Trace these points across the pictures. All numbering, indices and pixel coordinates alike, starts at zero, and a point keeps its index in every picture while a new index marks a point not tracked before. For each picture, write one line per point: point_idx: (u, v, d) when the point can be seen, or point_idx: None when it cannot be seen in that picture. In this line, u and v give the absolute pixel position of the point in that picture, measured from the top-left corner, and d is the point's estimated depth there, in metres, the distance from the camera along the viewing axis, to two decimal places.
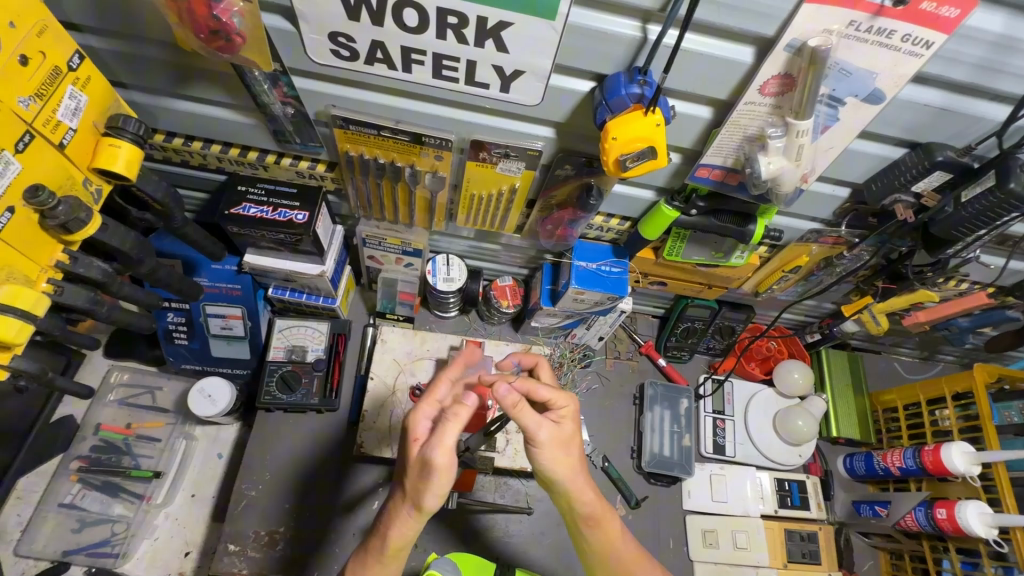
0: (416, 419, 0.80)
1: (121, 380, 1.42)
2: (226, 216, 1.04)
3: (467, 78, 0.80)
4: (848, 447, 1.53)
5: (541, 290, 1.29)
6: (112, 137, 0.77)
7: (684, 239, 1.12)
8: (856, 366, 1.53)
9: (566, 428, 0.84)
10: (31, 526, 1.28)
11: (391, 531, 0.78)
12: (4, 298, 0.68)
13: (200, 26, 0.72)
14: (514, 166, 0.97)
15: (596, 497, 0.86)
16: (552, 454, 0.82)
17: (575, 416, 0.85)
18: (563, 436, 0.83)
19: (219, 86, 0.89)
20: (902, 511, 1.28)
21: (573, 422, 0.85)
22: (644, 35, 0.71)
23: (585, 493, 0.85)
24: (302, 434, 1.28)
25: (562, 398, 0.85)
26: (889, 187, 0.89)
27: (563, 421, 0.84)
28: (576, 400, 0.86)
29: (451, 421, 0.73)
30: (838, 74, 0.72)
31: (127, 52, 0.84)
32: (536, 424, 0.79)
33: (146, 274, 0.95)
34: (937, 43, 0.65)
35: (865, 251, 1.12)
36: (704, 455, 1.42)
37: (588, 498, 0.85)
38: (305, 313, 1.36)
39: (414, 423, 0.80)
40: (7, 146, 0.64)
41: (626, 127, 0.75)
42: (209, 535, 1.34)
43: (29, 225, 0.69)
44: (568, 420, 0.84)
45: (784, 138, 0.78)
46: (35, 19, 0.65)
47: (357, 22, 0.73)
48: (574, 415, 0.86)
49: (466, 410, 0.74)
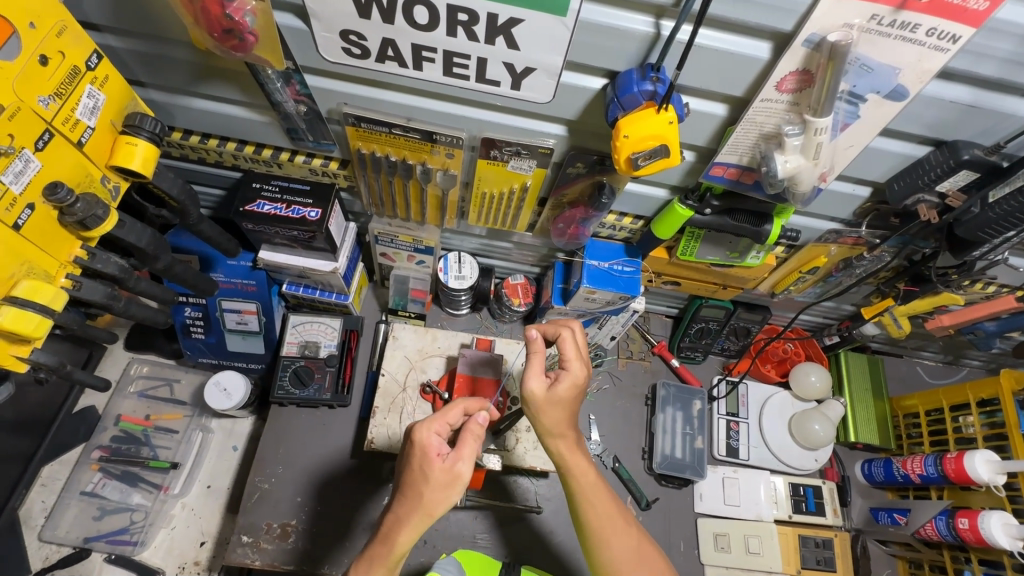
0: (426, 432, 0.81)
1: (141, 372, 1.46)
2: (240, 213, 1.05)
3: (478, 75, 0.80)
4: (866, 452, 1.49)
5: (552, 289, 1.28)
6: (129, 135, 0.78)
7: (698, 239, 1.10)
8: (876, 370, 1.49)
9: (560, 389, 0.89)
10: (55, 512, 1.32)
11: (398, 536, 0.79)
12: (24, 293, 0.69)
13: (213, 24, 0.72)
14: (526, 164, 0.96)
15: (568, 447, 0.92)
16: (537, 409, 0.89)
17: (573, 384, 0.90)
18: (556, 398, 0.89)
19: (233, 84, 0.90)
20: (922, 520, 1.26)
21: (573, 390, 0.91)
22: (657, 31, 0.69)
23: (557, 437, 0.92)
24: (315, 427, 1.30)
25: (573, 363, 0.91)
26: (911, 187, 0.86)
27: (561, 379, 0.90)
28: (584, 372, 0.91)
29: (470, 436, 0.83)
30: (858, 70, 0.70)
31: (144, 51, 0.86)
32: (533, 372, 0.89)
33: (162, 269, 0.96)
34: (965, 37, 0.62)
35: (887, 252, 1.09)
36: (717, 458, 1.40)
37: (559, 448, 0.92)
38: (319, 309, 1.37)
39: (424, 438, 0.81)
40: (26, 144, 0.66)
41: (638, 124, 0.74)
42: (223, 526, 1.36)
43: (48, 221, 0.71)
44: (565, 379, 0.90)
45: (802, 136, 0.76)
46: (53, 20, 0.67)
47: (368, 20, 0.73)
48: (577, 384, 0.91)
49: (480, 427, 0.84)
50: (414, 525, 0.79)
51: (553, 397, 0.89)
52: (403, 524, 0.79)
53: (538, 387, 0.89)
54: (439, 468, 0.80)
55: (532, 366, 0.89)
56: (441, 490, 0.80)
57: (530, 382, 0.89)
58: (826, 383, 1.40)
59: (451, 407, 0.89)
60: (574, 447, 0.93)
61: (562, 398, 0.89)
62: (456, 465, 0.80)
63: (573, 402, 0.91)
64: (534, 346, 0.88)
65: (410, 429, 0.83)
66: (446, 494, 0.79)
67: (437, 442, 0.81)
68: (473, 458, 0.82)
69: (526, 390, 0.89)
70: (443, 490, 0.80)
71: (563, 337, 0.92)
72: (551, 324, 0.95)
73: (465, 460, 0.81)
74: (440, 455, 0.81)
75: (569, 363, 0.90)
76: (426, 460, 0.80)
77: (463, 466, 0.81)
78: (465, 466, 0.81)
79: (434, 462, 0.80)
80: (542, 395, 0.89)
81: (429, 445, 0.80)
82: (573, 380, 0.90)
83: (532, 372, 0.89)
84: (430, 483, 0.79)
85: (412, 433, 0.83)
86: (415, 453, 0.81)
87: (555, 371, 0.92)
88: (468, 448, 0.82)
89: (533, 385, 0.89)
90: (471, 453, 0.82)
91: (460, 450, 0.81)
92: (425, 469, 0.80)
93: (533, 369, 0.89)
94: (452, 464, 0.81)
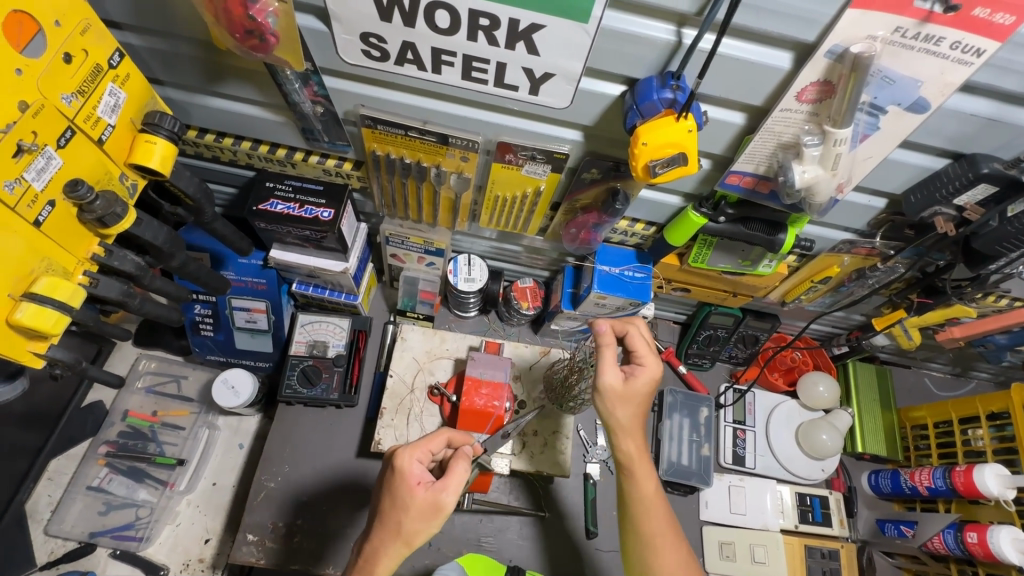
0: (408, 462, 0.83)
1: (149, 368, 1.46)
2: (254, 212, 1.06)
3: (497, 80, 0.80)
4: (873, 463, 1.48)
5: (561, 293, 1.27)
6: (148, 134, 0.79)
7: (711, 246, 1.10)
8: (884, 381, 1.49)
9: (637, 383, 0.93)
10: (61, 506, 1.33)
11: (378, 562, 0.81)
12: (43, 289, 0.69)
13: (235, 25, 0.73)
14: (540, 169, 0.96)
15: (637, 449, 0.94)
16: (614, 403, 0.92)
17: (649, 378, 0.94)
18: (631, 391, 0.92)
19: (251, 84, 0.91)
20: (930, 533, 1.25)
21: (642, 386, 0.93)
22: (678, 39, 0.69)
23: (627, 438, 0.94)
24: (322, 427, 1.30)
25: (647, 358, 0.95)
26: (928, 200, 0.86)
27: (639, 371, 0.94)
28: (659, 366, 0.95)
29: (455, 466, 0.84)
30: (880, 82, 0.69)
31: (162, 49, 0.86)
32: (608, 365, 0.92)
33: (177, 267, 0.97)
34: (989, 51, 0.62)
35: (901, 263, 1.08)
36: (724, 465, 1.40)
37: (628, 449, 0.94)
38: (328, 309, 1.37)
39: (405, 465, 0.83)
40: (49, 142, 0.66)
41: (657, 132, 0.74)
42: (228, 523, 1.36)
43: (68, 219, 0.71)
44: (642, 372, 0.93)
45: (820, 146, 0.76)
46: (78, 18, 0.67)
47: (390, 23, 0.73)
48: (651, 379, 0.94)
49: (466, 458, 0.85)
50: (392, 553, 0.81)
51: (630, 389, 0.92)
52: (380, 551, 0.80)
53: (613, 380, 0.92)
54: (421, 498, 0.81)
55: (605, 359, 0.93)
56: (421, 519, 0.81)
57: (606, 375, 0.92)
58: (834, 393, 1.40)
59: (435, 435, 0.89)
60: (642, 450, 0.95)
61: (637, 391, 0.93)
62: (441, 496, 0.82)
63: (647, 396, 0.95)
64: (607, 338, 0.91)
65: (392, 458, 0.83)
66: (424, 524, 0.80)
67: (419, 471, 0.83)
68: (457, 490, 0.83)
69: (601, 382, 0.92)
70: (422, 519, 0.81)
71: (631, 333, 0.97)
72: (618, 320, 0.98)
73: (450, 491, 0.83)
74: (421, 484, 0.82)
75: (643, 358, 0.95)
76: (407, 489, 0.81)
77: (446, 496, 0.82)
78: (448, 497, 0.82)
79: (415, 491, 0.81)
80: (618, 388, 0.92)
81: (410, 474, 0.82)
82: (650, 374, 0.94)
83: (607, 364, 0.92)
84: (410, 511, 0.81)
85: (393, 462, 0.83)
86: (395, 480, 0.83)
87: (629, 366, 0.96)
88: (453, 480, 0.83)
89: (609, 378, 0.92)
90: (456, 484, 0.83)
91: (444, 481, 0.83)
92: (405, 496, 0.81)
93: (606, 362, 0.93)
94: (435, 494, 0.82)
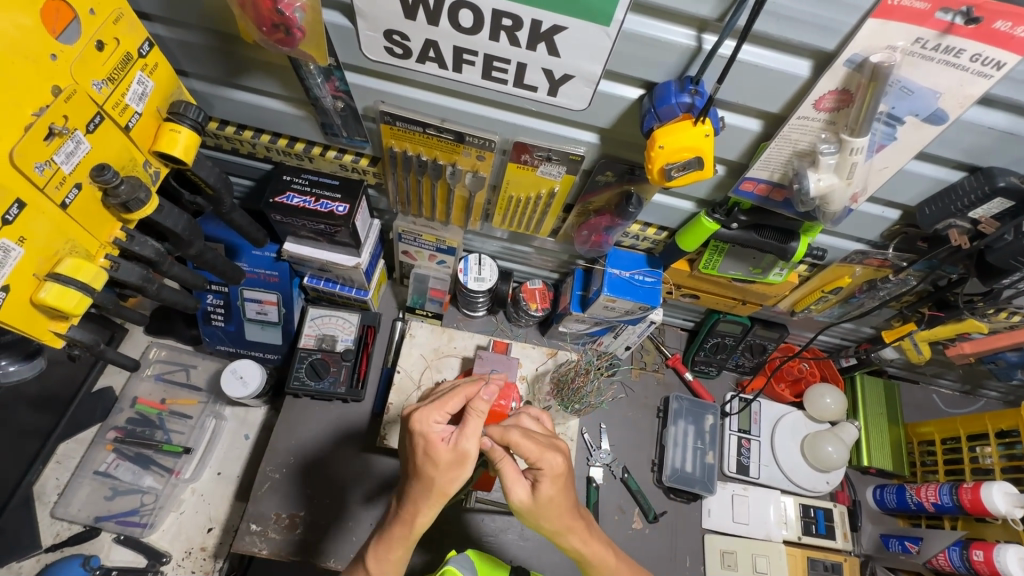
0: (425, 422, 0.80)
1: (159, 356, 1.48)
2: (270, 204, 1.07)
3: (516, 80, 0.81)
4: (878, 478, 1.47)
5: (570, 295, 1.28)
6: (173, 123, 0.81)
7: (722, 253, 1.10)
8: (891, 395, 1.48)
9: (544, 489, 0.82)
10: (68, 490, 1.34)
11: (417, 518, 0.82)
12: (67, 270, 0.71)
13: (263, 19, 0.74)
14: (555, 169, 0.97)
15: (584, 542, 0.87)
16: (533, 516, 0.83)
17: (554, 476, 0.82)
18: (544, 500, 0.82)
19: (274, 78, 0.92)
20: (935, 549, 1.23)
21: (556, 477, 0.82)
22: (698, 45, 0.70)
23: (593, 545, 0.88)
24: (326, 423, 1.30)
25: (544, 457, 0.81)
26: (943, 212, 0.86)
27: (541, 479, 0.82)
28: (559, 458, 0.82)
29: (474, 416, 0.79)
30: (899, 92, 0.70)
31: (189, 42, 0.88)
32: (514, 478, 0.82)
33: (194, 255, 0.98)
34: (1009, 64, 0.63)
35: (913, 276, 1.08)
36: (727, 474, 1.39)
37: (575, 545, 0.87)
38: (338, 304, 1.39)
39: (424, 426, 0.80)
40: (79, 126, 0.67)
41: (674, 136, 0.75)
42: (232, 513, 1.37)
43: (93, 202, 0.73)
44: (544, 479, 0.81)
45: (837, 155, 0.77)
46: (111, 8, 0.69)
47: (413, 21, 0.74)
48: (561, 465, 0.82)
49: (485, 404, 0.79)
50: (431, 506, 0.81)
51: (542, 498, 0.82)
52: (420, 505, 0.82)
53: (523, 494, 0.82)
54: (443, 451, 0.78)
55: (509, 474, 0.82)
56: (451, 470, 0.80)
57: (514, 493, 0.82)
58: (841, 405, 1.39)
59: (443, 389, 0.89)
60: (589, 538, 0.87)
61: (550, 497, 0.82)
62: (460, 445, 0.78)
63: (565, 488, 0.84)
64: (497, 459, 0.81)
65: (409, 421, 0.81)
66: (455, 475, 0.79)
67: (439, 428, 0.80)
68: (477, 435, 0.79)
69: (511, 500, 0.83)
70: (451, 471, 0.79)
71: (514, 441, 0.82)
72: (494, 428, 0.84)
73: (469, 438, 0.79)
74: (444, 439, 0.79)
75: (539, 461, 0.81)
76: (430, 446, 0.79)
77: (469, 444, 0.79)
78: (469, 443, 0.78)
79: (438, 446, 0.78)
80: (531, 502, 0.82)
81: (429, 433, 0.79)
82: (553, 474, 0.81)
83: (514, 477, 0.82)
84: (437, 466, 0.79)
85: (412, 424, 0.80)
86: (418, 440, 0.80)
87: (531, 470, 0.83)
88: (470, 427, 0.79)
89: (519, 494, 0.82)
90: (475, 431, 0.79)
91: (462, 429, 0.79)
92: (430, 454, 0.79)
93: (511, 479, 0.82)
94: (457, 444, 0.79)
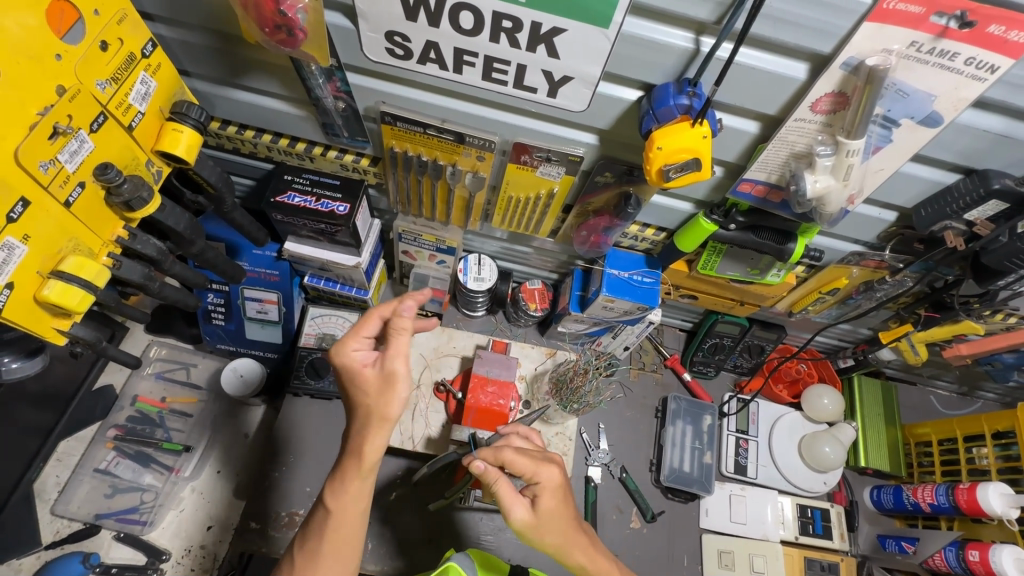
0: (347, 351, 0.80)
1: (159, 355, 1.48)
2: (272, 204, 1.08)
3: (516, 81, 0.82)
4: (875, 479, 1.48)
5: (570, 296, 1.28)
6: (175, 122, 0.81)
7: (720, 254, 1.11)
8: (889, 397, 1.49)
9: (545, 503, 0.83)
10: (68, 487, 1.34)
11: (364, 447, 0.79)
12: (70, 268, 0.71)
13: (266, 20, 0.75)
14: (554, 170, 0.98)
15: (587, 557, 0.85)
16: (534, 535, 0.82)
17: (553, 489, 0.84)
18: (545, 514, 0.82)
19: (275, 77, 0.93)
20: (931, 550, 1.23)
21: (555, 495, 0.83)
22: (696, 47, 0.71)
23: (600, 565, 0.86)
24: (328, 420, 1.31)
25: (539, 471, 0.84)
26: (939, 214, 0.87)
27: (540, 495, 0.83)
28: (556, 473, 0.84)
29: (395, 333, 0.78)
30: (894, 95, 0.71)
31: (191, 42, 0.89)
32: (512, 498, 0.82)
33: (196, 254, 0.99)
34: (1003, 68, 0.63)
35: (909, 277, 1.09)
36: (725, 474, 1.40)
37: (580, 560, 0.85)
38: (339, 303, 1.40)
39: (346, 355, 0.80)
40: (82, 125, 0.68)
41: (671, 137, 0.76)
42: (231, 511, 1.37)
43: (96, 201, 0.73)
44: (544, 492, 0.83)
45: (833, 157, 0.77)
46: (115, 9, 0.69)
47: (414, 22, 0.75)
48: (558, 481, 0.84)
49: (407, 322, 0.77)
50: (372, 431, 0.79)
51: (543, 513, 0.82)
52: (362, 435, 0.79)
53: (524, 514, 0.82)
54: (368, 375, 0.79)
55: (505, 493, 0.82)
56: (384, 394, 0.78)
57: (513, 513, 0.82)
58: (838, 406, 1.40)
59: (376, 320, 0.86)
60: (593, 552, 0.86)
61: (551, 511, 0.83)
62: (383, 365, 0.78)
63: (564, 502, 0.85)
64: (493, 478, 0.81)
65: (331, 353, 0.81)
66: (387, 396, 0.77)
67: (362, 356, 0.80)
68: (401, 353, 0.78)
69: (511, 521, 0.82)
70: (382, 394, 0.78)
71: (509, 460, 0.84)
72: (488, 451, 0.86)
73: (392, 357, 0.78)
74: (368, 364, 0.80)
75: (536, 475, 0.83)
76: (355, 372, 0.79)
77: (394, 363, 0.78)
78: (395, 363, 0.78)
79: (364, 371, 0.79)
80: (532, 519, 0.82)
81: (354, 360, 0.80)
82: (552, 489, 0.84)
83: (511, 498, 0.82)
84: (367, 392, 0.79)
85: (335, 358, 0.81)
86: (346, 372, 0.81)
87: (529, 488, 0.85)
88: (393, 347, 0.78)
89: (518, 514, 0.82)
90: (399, 348, 0.77)
91: (386, 348, 0.78)
92: (356, 380, 0.79)
93: (508, 497, 0.82)
94: (383, 366, 0.78)
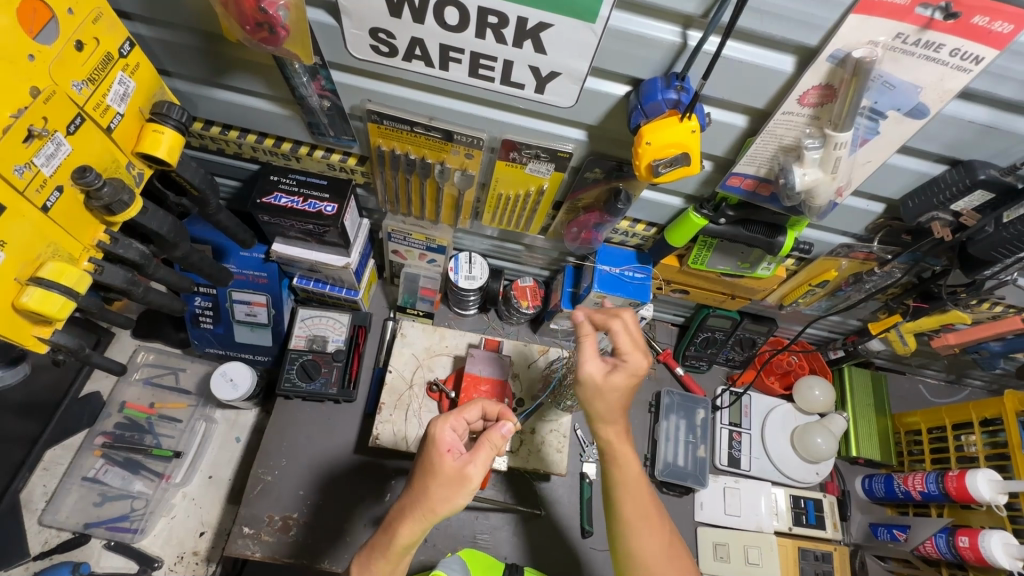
0: (441, 428, 0.83)
1: (147, 360, 1.46)
2: (258, 205, 1.06)
3: (503, 77, 0.81)
4: (867, 468, 1.49)
5: (561, 292, 1.28)
6: (156, 123, 0.80)
7: (711, 248, 1.11)
8: (878, 386, 1.50)
9: (616, 378, 0.89)
10: (56, 497, 1.32)
11: (400, 527, 0.79)
12: (50, 274, 0.69)
13: (246, 18, 0.73)
14: (544, 167, 0.97)
15: (616, 435, 0.93)
16: (589, 392, 0.91)
17: (630, 374, 0.89)
18: (611, 384, 0.90)
19: (260, 77, 0.91)
20: (922, 537, 1.26)
21: (628, 378, 0.90)
22: (683, 41, 0.71)
23: (628, 465, 0.94)
24: (321, 423, 1.29)
25: (633, 354, 0.89)
26: (926, 205, 0.87)
27: (615, 371, 0.89)
28: (646, 361, 0.90)
29: (486, 443, 0.81)
30: (881, 87, 0.71)
31: (170, 41, 0.87)
32: (589, 355, 0.90)
33: (180, 257, 0.97)
34: (987, 59, 0.63)
35: (897, 269, 1.10)
36: (719, 467, 1.40)
37: (608, 436, 0.94)
38: (328, 304, 1.38)
39: (438, 432, 0.82)
40: (59, 128, 0.67)
41: (661, 132, 0.75)
42: (224, 517, 1.36)
43: (76, 205, 0.72)
44: (620, 371, 0.89)
45: (821, 149, 0.78)
46: (90, 8, 0.68)
47: (399, 19, 0.74)
48: (636, 373, 0.90)
49: (499, 436, 0.81)
50: (415, 521, 0.78)
51: (610, 383, 0.89)
52: (406, 516, 0.79)
53: (593, 372, 0.90)
54: (448, 465, 0.79)
55: (585, 350, 0.91)
56: (446, 488, 0.79)
57: (587, 366, 0.90)
58: (830, 397, 1.41)
59: (470, 406, 0.90)
60: (622, 436, 0.94)
61: (616, 386, 0.90)
62: (466, 466, 0.79)
63: (631, 389, 0.91)
64: (583, 330, 0.89)
65: (427, 424, 0.84)
66: (451, 495, 0.78)
67: (450, 438, 0.82)
68: (484, 465, 0.80)
69: (581, 373, 0.91)
70: (447, 489, 0.79)
71: (614, 328, 0.91)
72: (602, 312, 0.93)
73: (476, 464, 0.80)
74: (451, 453, 0.81)
75: (627, 354, 0.89)
76: (436, 456, 0.80)
77: (474, 469, 0.80)
78: (475, 470, 0.79)
79: (444, 457, 0.80)
80: (598, 380, 0.90)
81: (441, 441, 0.81)
82: (633, 371, 0.89)
83: (589, 354, 0.91)
84: (436, 479, 0.79)
85: (428, 429, 0.83)
86: (428, 449, 0.82)
87: (614, 360, 0.91)
88: (480, 453, 0.80)
89: (588, 369, 0.90)
90: (485, 460, 0.80)
91: (474, 454, 0.80)
92: (434, 464, 0.80)
93: (587, 353, 0.91)
94: (463, 465, 0.80)
